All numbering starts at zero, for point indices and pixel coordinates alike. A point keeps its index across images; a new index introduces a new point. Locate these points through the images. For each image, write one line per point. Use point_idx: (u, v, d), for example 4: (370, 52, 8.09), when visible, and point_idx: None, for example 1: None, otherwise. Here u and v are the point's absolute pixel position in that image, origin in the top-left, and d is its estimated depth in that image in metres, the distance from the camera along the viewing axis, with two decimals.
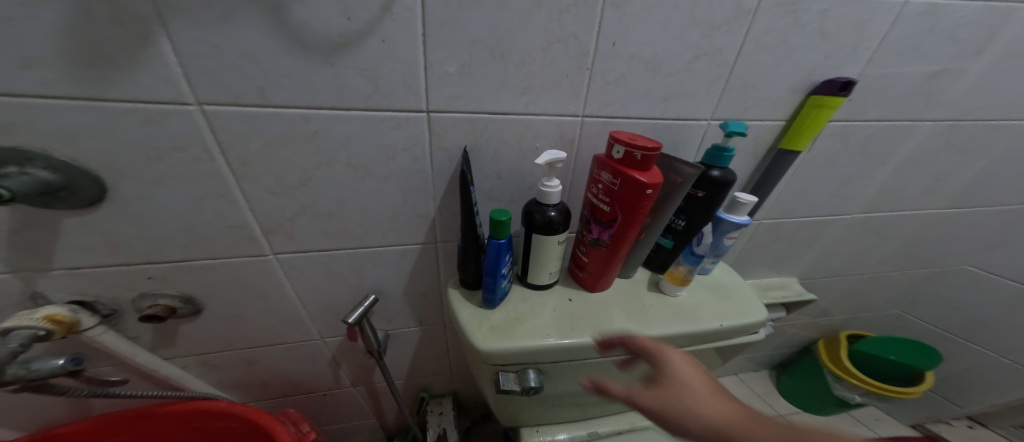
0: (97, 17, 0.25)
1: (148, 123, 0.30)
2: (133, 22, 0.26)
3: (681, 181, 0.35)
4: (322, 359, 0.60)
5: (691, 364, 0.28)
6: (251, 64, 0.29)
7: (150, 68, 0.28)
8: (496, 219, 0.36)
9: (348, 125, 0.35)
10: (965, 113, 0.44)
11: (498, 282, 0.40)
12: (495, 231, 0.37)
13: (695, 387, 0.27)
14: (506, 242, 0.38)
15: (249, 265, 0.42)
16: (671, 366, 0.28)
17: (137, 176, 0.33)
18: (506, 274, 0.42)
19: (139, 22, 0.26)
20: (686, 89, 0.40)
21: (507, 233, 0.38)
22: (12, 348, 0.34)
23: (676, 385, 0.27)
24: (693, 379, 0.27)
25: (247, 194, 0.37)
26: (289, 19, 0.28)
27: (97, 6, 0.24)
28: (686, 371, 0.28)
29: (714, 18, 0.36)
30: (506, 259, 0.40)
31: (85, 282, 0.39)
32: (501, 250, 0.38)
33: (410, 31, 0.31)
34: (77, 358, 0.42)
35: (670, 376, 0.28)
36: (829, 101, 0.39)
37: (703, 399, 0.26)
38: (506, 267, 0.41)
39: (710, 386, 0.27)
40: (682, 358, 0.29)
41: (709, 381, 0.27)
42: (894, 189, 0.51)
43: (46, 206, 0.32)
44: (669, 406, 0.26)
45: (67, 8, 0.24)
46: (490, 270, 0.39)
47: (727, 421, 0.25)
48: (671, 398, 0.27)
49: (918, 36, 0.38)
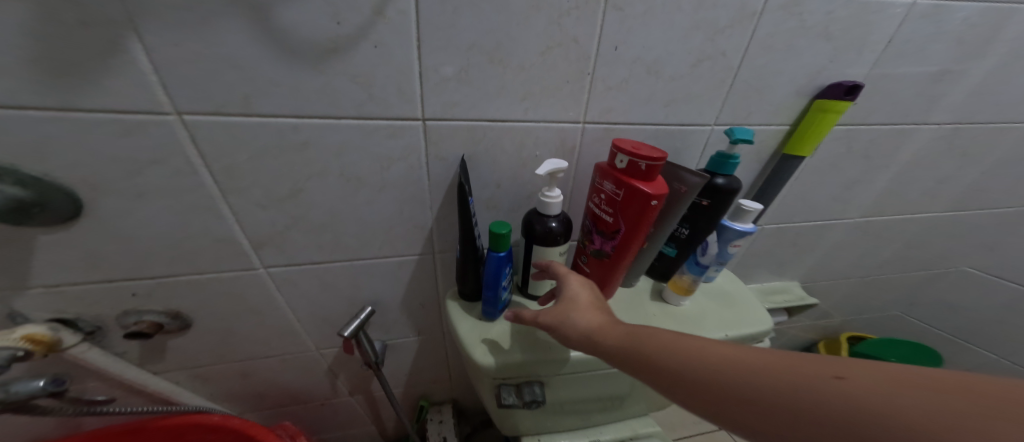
0: (63, 22, 0.23)
1: (125, 135, 0.28)
2: (103, 28, 0.24)
3: (686, 190, 0.34)
4: (319, 370, 0.58)
5: (589, 288, 0.35)
6: (233, 71, 0.28)
7: (124, 76, 0.26)
8: (496, 232, 0.35)
9: (339, 134, 0.33)
10: (969, 116, 0.43)
11: (498, 295, 0.39)
12: (494, 245, 0.36)
13: (583, 304, 0.33)
14: (505, 256, 0.37)
15: (239, 279, 0.41)
16: (570, 288, 0.34)
17: (115, 191, 0.31)
18: (506, 285, 0.40)
19: (110, 27, 0.24)
20: (690, 94, 0.39)
21: (507, 246, 0.37)
22: None
23: (569, 301, 0.34)
24: (583, 297, 0.34)
25: (234, 207, 0.35)
26: (273, 23, 0.27)
27: (62, 10, 0.23)
28: (580, 292, 0.34)
29: (718, 21, 0.34)
30: (506, 271, 0.39)
31: (64, 301, 0.37)
32: (501, 263, 0.37)
33: (403, 35, 0.30)
34: (59, 379, 0.40)
35: (566, 294, 0.34)
36: (834, 105, 0.38)
37: (584, 310, 0.32)
38: (506, 279, 0.39)
39: (596, 303, 0.33)
40: (584, 283, 0.35)
41: (598, 301, 0.34)
42: (897, 193, 0.50)
43: (18, 223, 0.30)
44: (557, 313, 0.33)
45: (30, 13, 0.22)
46: (489, 283, 0.38)
47: (596, 325, 0.31)
48: (562, 310, 0.33)
49: (924, 39, 0.37)
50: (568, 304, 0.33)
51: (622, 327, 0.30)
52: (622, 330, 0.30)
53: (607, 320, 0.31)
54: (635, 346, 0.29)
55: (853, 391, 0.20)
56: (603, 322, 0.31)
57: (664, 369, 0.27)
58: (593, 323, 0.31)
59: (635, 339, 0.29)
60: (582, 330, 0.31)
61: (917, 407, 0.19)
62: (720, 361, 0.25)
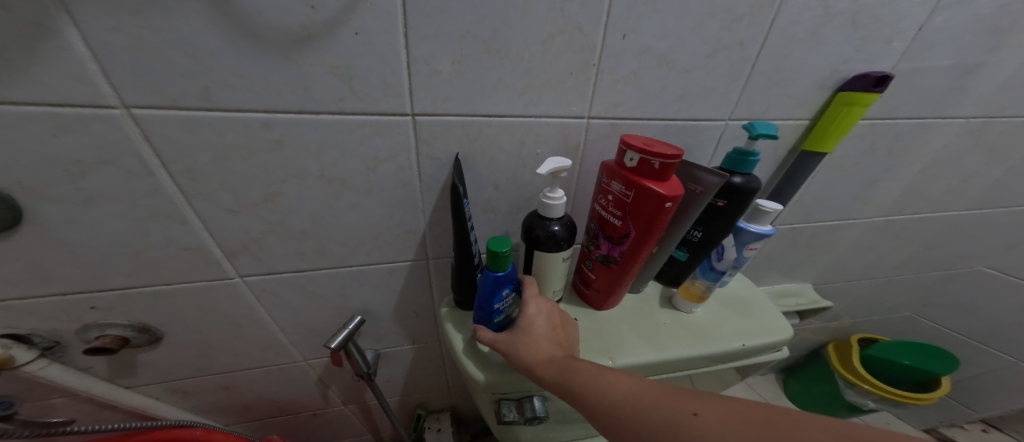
0: None
1: (61, 131, 0.25)
2: (20, 5, 0.20)
3: (701, 190, 0.31)
4: (309, 382, 0.55)
5: (548, 316, 0.34)
6: (189, 59, 0.24)
7: (50, 61, 0.22)
8: (495, 251, 0.32)
9: (317, 131, 0.30)
10: (999, 110, 0.40)
11: (494, 317, 0.36)
12: (491, 261, 0.33)
13: (536, 333, 0.32)
14: (504, 275, 0.34)
15: (212, 289, 0.37)
16: (527, 315, 0.34)
17: (58, 196, 0.27)
18: (502, 312, 0.36)
19: (27, 2, 0.20)
20: (703, 87, 0.36)
21: (507, 264, 0.34)
22: None
23: (522, 329, 0.33)
24: (537, 325, 0.33)
25: (202, 213, 0.32)
26: (232, 4, 0.23)
27: None
28: (537, 320, 0.33)
29: (736, 6, 0.31)
30: (500, 293, 0.34)
31: (15, 316, 0.34)
32: (498, 281, 0.34)
33: (386, 19, 0.27)
34: (8, 401, 0.39)
35: (521, 321, 0.33)
36: (860, 98, 0.35)
37: (534, 340, 0.32)
38: (499, 304, 0.35)
39: (548, 333, 0.33)
40: (546, 311, 0.34)
41: (553, 331, 0.33)
42: (917, 192, 0.47)
43: None
44: (508, 341, 0.32)
45: None
46: (484, 304, 0.35)
47: (539, 357, 0.31)
48: (513, 338, 0.32)
49: (960, 25, 0.34)
50: (521, 332, 0.32)
51: (557, 361, 0.29)
52: (558, 364, 0.29)
53: (551, 352, 0.31)
54: (564, 380, 0.28)
55: (705, 429, 0.21)
56: (546, 355, 0.31)
57: (580, 403, 0.26)
58: (537, 354, 0.31)
59: (565, 373, 0.28)
60: (526, 360, 0.31)
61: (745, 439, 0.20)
62: (619, 396, 0.25)
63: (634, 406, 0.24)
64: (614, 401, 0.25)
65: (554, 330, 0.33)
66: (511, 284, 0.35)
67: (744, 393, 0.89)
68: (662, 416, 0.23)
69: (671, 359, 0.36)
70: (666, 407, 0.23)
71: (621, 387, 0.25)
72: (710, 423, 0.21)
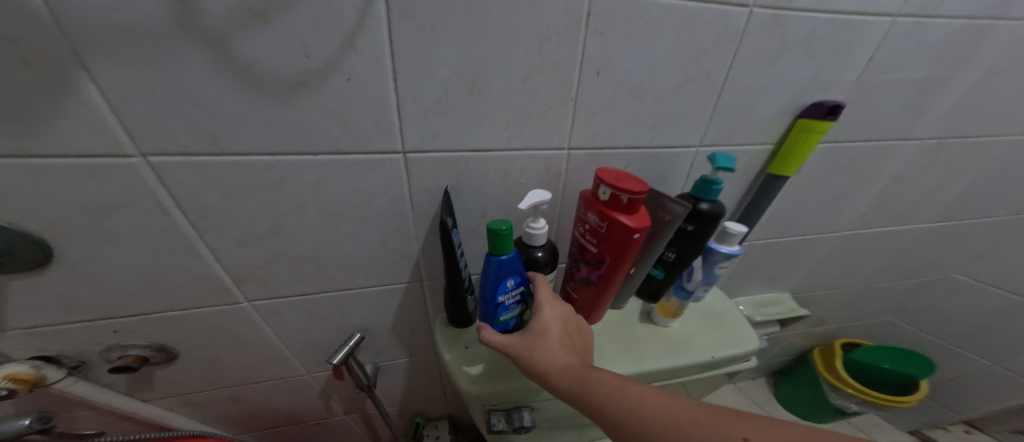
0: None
1: (86, 179, 0.28)
2: (44, 65, 0.23)
3: (670, 218, 0.33)
4: (312, 393, 0.58)
5: (562, 322, 0.35)
6: (199, 109, 0.28)
7: (75, 118, 0.26)
8: (495, 231, 0.33)
9: (316, 170, 0.33)
10: (953, 131, 0.43)
11: (498, 311, 0.37)
12: (494, 245, 0.34)
13: (550, 339, 0.33)
14: (507, 259, 0.35)
15: (222, 312, 0.40)
16: (542, 320, 0.34)
17: (83, 233, 0.30)
18: (506, 304, 0.37)
19: (53, 64, 0.24)
20: (674, 116, 0.39)
21: (511, 247, 0.35)
22: None
23: (536, 333, 0.34)
24: (552, 331, 0.34)
25: (211, 245, 0.35)
26: (236, 59, 0.26)
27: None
28: (552, 325, 0.34)
29: (701, 42, 0.35)
30: (503, 282, 0.36)
31: (44, 341, 0.37)
32: (500, 266, 0.35)
33: (377, 66, 0.30)
34: (47, 416, 0.40)
35: (536, 326, 0.34)
36: (817, 125, 0.38)
37: (549, 347, 0.32)
38: (502, 296, 0.36)
39: (563, 339, 0.33)
40: (561, 317, 0.35)
41: (568, 338, 0.34)
42: (885, 208, 0.50)
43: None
44: (521, 345, 0.33)
45: None
46: (487, 295, 0.36)
47: (553, 365, 0.31)
48: (526, 343, 0.33)
49: (907, 53, 0.37)
50: (534, 338, 0.33)
51: (574, 371, 0.30)
52: (574, 375, 0.30)
53: (566, 361, 0.31)
54: (581, 392, 0.29)
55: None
56: (562, 363, 0.31)
57: (600, 416, 0.27)
58: (551, 362, 0.31)
59: (582, 385, 0.29)
60: (541, 367, 0.32)
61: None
62: (648, 414, 0.25)
63: (669, 426, 0.24)
64: (643, 419, 0.25)
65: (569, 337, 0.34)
66: (514, 273, 0.36)
67: (736, 397, 0.91)
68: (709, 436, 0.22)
69: (647, 370, 0.39)
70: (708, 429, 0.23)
71: (651, 405, 0.26)
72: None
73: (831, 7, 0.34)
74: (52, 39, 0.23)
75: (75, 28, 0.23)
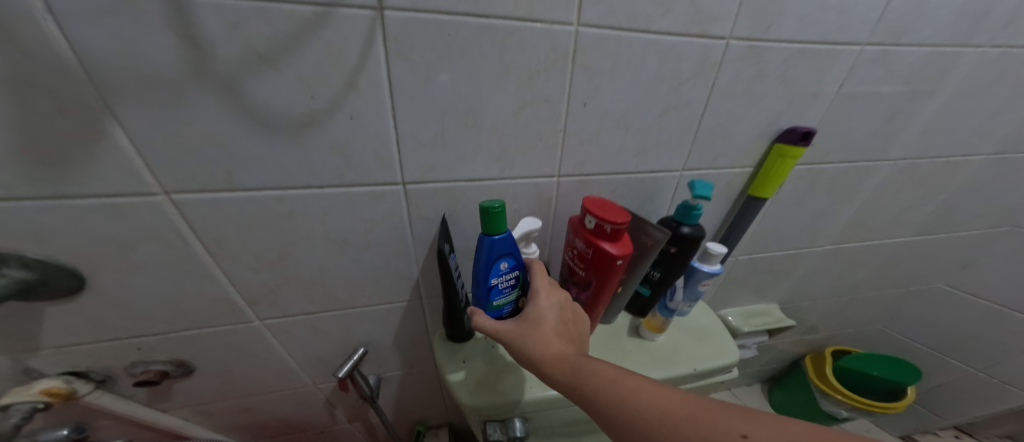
0: (42, 111, 0.26)
1: (116, 215, 0.31)
2: (78, 114, 0.27)
3: (652, 243, 0.36)
4: (318, 403, 0.60)
5: (559, 311, 0.35)
6: (217, 150, 0.30)
7: (107, 161, 0.29)
8: (486, 209, 0.34)
9: (322, 202, 0.35)
10: (923, 151, 0.46)
11: (491, 295, 0.38)
12: (487, 224, 0.35)
13: (545, 326, 0.34)
14: (500, 239, 0.36)
15: (235, 330, 0.43)
16: (538, 307, 0.35)
17: (111, 260, 0.34)
18: (499, 288, 0.38)
19: (84, 112, 0.27)
20: (658, 143, 0.42)
21: (503, 228, 0.36)
22: (14, 423, 0.37)
23: (531, 320, 0.34)
24: (547, 318, 0.34)
25: (226, 270, 0.37)
26: (248, 101, 0.29)
27: (41, 102, 0.25)
28: (547, 313, 0.34)
29: (681, 73, 0.37)
30: (496, 264, 0.37)
31: (73, 358, 0.40)
32: (493, 247, 0.36)
33: (377, 104, 0.32)
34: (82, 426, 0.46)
35: (531, 314, 0.34)
36: (791, 151, 0.41)
37: (543, 334, 0.33)
38: (495, 279, 0.37)
39: (557, 327, 0.34)
40: (557, 305, 0.35)
41: (563, 326, 0.34)
42: (863, 224, 0.52)
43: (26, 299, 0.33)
44: (515, 332, 0.34)
45: (15, 108, 0.25)
46: (480, 277, 0.37)
47: (548, 353, 0.32)
48: (520, 330, 0.33)
49: (874, 80, 0.40)
50: (529, 325, 0.33)
51: (569, 361, 0.31)
52: (569, 364, 0.30)
53: (561, 350, 0.32)
54: (575, 381, 0.30)
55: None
56: (556, 351, 0.32)
57: (593, 404, 0.28)
58: (546, 350, 0.32)
59: (576, 374, 0.30)
60: (534, 354, 0.32)
61: None
62: (642, 407, 0.26)
63: (664, 420, 0.25)
64: (638, 411, 0.26)
65: (564, 326, 0.34)
66: (507, 255, 0.37)
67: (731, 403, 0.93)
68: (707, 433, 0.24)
69: None
70: (704, 424, 0.24)
71: (646, 398, 0.27)
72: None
73: (802, 39, 0.37)
74: (87, 92, 0.26)
75: (105, 79, 0.26)
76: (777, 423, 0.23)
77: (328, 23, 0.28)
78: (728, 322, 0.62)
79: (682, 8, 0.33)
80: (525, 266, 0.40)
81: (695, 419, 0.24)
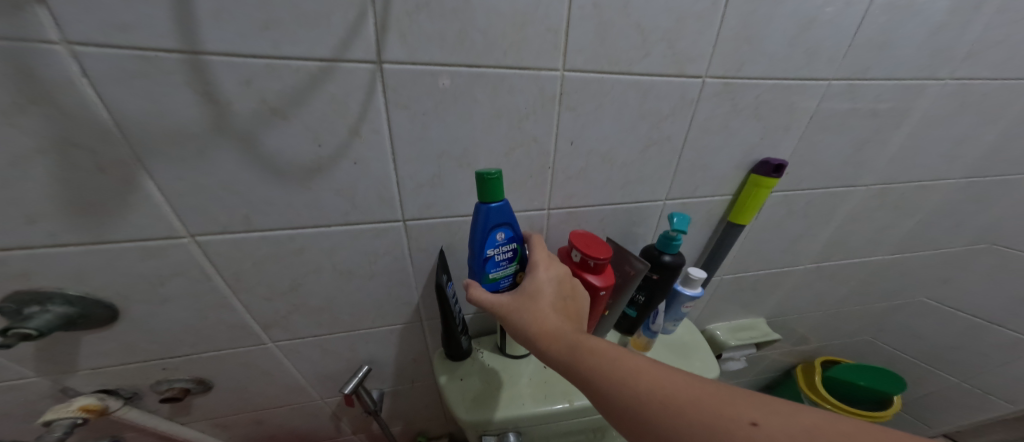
0: (86, 170, 0.30)
1: (146, 256, 0.35)
2: (116, 170, 0.30)
3: (634, 273, 0.40)
4: (324, 416, 0.63)
5: (557, 285, 0.36)
6: (236, 197, 0.34)
7: (140, 210, 0.32)
8: (484, 177, 0.34)
9: (330, 238, 0.39)
10: (893, 177, 0.49)
11: (487, 267, 0.38)
12: (484, 192, 0.35)
13: (542, 300, 0.34)
14: (497, 208, 0.36)
15: (250, 352, 0.46)
16: (536, 281, 0.36)
17: (140, 294, 0.37)
18: (495, 260, 0.38)
19: (121, 168, 0.30)
20: (641, 175, 0.45)
21: (501, 197, 0.36)
22: (59, 437, 0.40)
23: (529, 294, 0.35)
24: (545, 292, 0.35)
25: (242, 300, 0.41)
26: (264, 153, 0.33)
27: (86, 163, 0.29)
28: (545, 287, 0.35)
29: (661, 110, 0.40)
30: (493, 233, 0.37)
31: (105, 377, 0.44)
32: (490, 215, 0.36)
33: (378, 150, 0.35)
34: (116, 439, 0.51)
35: (530, 288, 0.35)
36: (764, 182, 0.44)
37: (539, 309, 0.34)
38: (491, 250, 0.38)
39: (555, 302, 0.34)
40: (556, 279, 0.36)
41: (561, 302, 0.35)
42: (840, 244, 0.55)
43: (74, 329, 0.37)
44: (512, 306, 0.35)
45: (65, 168, 0.29)
46: (476, 247, 0.37)
47: (544, 330, 0.33)
48: (518, 304, 0.35)
49: (843, 112, 0.43)
50: (526, 299, 0.34)
51: (566, 339, 0.32)
52: (565, 342, 0.31)
53: (557, 326, 0.33)
54: (572, 359, 0.30)
55: (768, 436, 0.23)
56: (553, 327, 0.32)
57: (591, 383, 0.29)
58: (542, 326, 0.33)
59: (573, 352, 0.31)
60: (531, 329, 0.33)
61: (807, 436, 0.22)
62: (644, 390, 0.27)
63: (669, 404, 0.26)
64: (640, 393, 0.27)
65: (563, 302, 0.35)
66: (504, 226, 0.37)
67: None
68: (713, 415, 0.25)
69: None
70: (710, 408, 0.25)
71: (649, 381, 0.28)
72: (770, 431, 0.23)
73: (774, 75, 0.40)
74: (125, 153, 0.30)
75: (137, 136, 0.29)
76: (786, 408, 0.24)
77: (333, 80, 0.31)
78: (716, 336, 0.64)
79: (660, 51, 0.36)
80: (525, 239, 0.42)
81: (701, 402, 0.25)
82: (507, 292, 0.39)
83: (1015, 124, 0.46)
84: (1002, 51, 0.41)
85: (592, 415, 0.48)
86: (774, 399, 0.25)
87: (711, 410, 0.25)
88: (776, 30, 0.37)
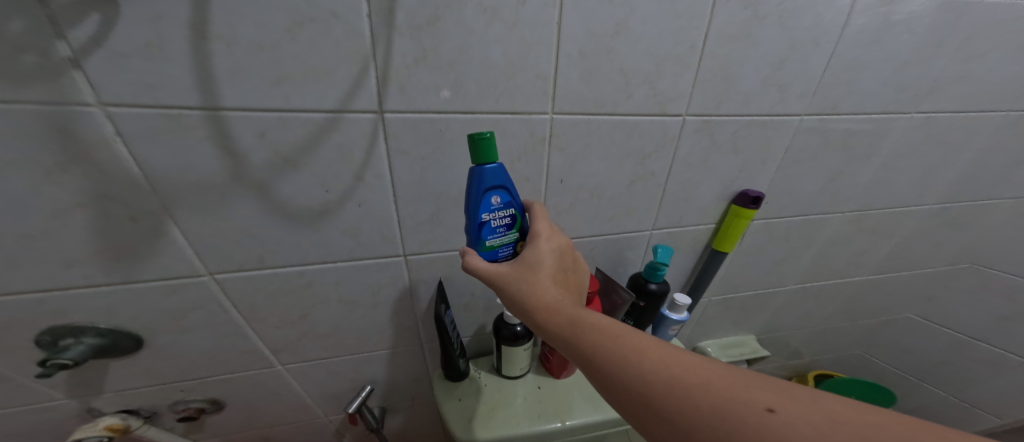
0: (121, 220, 0.33)
1: (170, 292, 0.38)
2: (147, 219, 0.34)
3: (621, 302, 0.43)
4: (328, 432, 0.66)
5: (557, 258, 0.36)
6: (252, 238, 0.37)
7: (165, 252, 0.36)
8: (477, 138, 0.32)
9: (336, 272, 0.42)
10: (868, 204, 0.51)
11: (483, 233, 0.35)
12: (477, 153, 0.33)
13: (542, 273, 0.34)
14: (492, 170, 0.34)
15: (260, 373, 0.49)
16: (536, 252, 0.35)
17: (163, 326, 0.40)
18: (492, 226, 0.35)
19: (150, 216, 0.34)
20: (629, 206, 0.47)
21: (496, 159, 0.34)
22: None
23: (529, 265, 0.34)
24: (545, 264, 0.35)
25: (255, 328, 0.44)
26: (278, 199, 0.36)
27: (120, 215, 0.33)
28: (545, 258, 0.35)
29: (645, 147, 0.43)
30: (488, 197, 0.34)
31: (127, 398, 0.47)
32: (484, 177, 0.34)
33: (381, 193, 0.39)
34: None
35: (530, 259, 0.35)
36: (743, 212, 0.47)
37: (539, 281, 0.34)
38: (487, 215, 0.35)
39: (554, 274, 0.34)
40: (557, 252, 0.36)
41: (561, 275, 0.35)
42: (822, 265, 0.57)
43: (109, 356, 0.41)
44: (511, 275, 0.34)
45: (102, 219, 0.32)
46: (471, 211, 0.34)
47: (543, 301, 0.32)
48: (518, 273, 0.34)
49: (817, 146, 0.46)
50: (526, 270, 0.34)
51: (565, 312, 0.32)
52: (564, 314, 0.32)
53: (556, 299, 0.33)
54: (571, 331, 0.31)
55: (785, 422, 0.22)
56: (552, 300, 0.32)
57: (590, 356, 0.29)
58: (540, 297, 0.33)
59: (572, 325, 0.31)
60: (530, 300, 0.33)
61: (829, 426, 0.21)
62: (646, 368, 0.27)
63: (674, 384, 0.25)
64: (643, 371, 0.27)
65: (561, 273, 0.35)
66: (499, 189, 0.34)
67: None
68: (724, 399, 0.24)
69: (604, 417, 0.50)
70: (721, 391, 0.24)
71: (653, 360, 0.27)
72: (788, 417, 0.22)
73: (749, 112, 0.42)
74: (154, 204, 0.33)
75: (165, 188, 0.33)
76: (806, 395, 0.23)
77: (341, 133, 0.34)
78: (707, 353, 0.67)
79: (642, 93, 0.39)
80: (525, 208, 0.40)
81: (711, 385, 0.25)
82: (507, 262, 0.36)
83: (984, 153, 0.48)
84: (967, 87, 0.43)
85: (582, 436, 0.50)
86: (792, 385, 0.23)
87: (721, 393, 0.24)
88: (750, 71, 0.39)
